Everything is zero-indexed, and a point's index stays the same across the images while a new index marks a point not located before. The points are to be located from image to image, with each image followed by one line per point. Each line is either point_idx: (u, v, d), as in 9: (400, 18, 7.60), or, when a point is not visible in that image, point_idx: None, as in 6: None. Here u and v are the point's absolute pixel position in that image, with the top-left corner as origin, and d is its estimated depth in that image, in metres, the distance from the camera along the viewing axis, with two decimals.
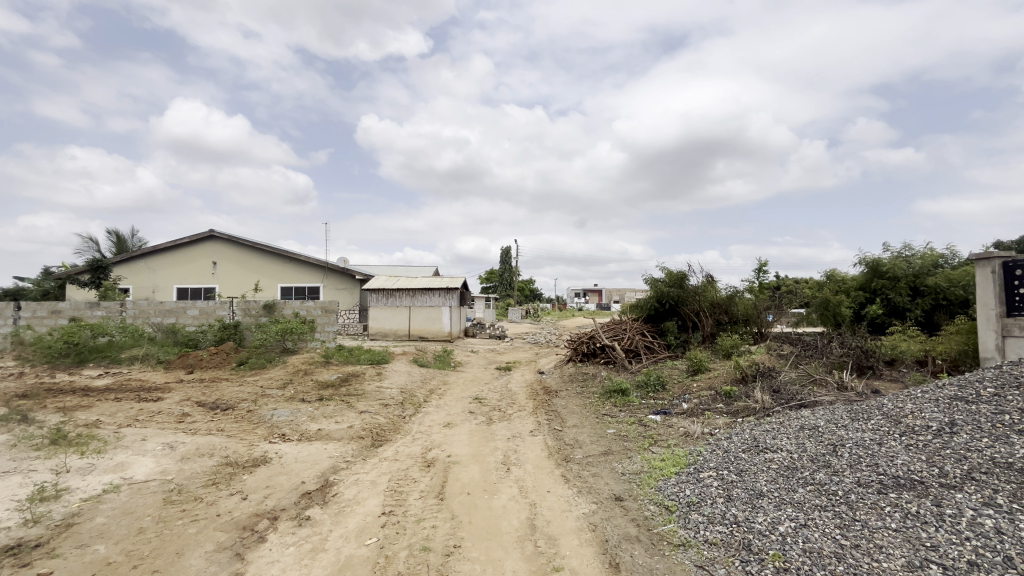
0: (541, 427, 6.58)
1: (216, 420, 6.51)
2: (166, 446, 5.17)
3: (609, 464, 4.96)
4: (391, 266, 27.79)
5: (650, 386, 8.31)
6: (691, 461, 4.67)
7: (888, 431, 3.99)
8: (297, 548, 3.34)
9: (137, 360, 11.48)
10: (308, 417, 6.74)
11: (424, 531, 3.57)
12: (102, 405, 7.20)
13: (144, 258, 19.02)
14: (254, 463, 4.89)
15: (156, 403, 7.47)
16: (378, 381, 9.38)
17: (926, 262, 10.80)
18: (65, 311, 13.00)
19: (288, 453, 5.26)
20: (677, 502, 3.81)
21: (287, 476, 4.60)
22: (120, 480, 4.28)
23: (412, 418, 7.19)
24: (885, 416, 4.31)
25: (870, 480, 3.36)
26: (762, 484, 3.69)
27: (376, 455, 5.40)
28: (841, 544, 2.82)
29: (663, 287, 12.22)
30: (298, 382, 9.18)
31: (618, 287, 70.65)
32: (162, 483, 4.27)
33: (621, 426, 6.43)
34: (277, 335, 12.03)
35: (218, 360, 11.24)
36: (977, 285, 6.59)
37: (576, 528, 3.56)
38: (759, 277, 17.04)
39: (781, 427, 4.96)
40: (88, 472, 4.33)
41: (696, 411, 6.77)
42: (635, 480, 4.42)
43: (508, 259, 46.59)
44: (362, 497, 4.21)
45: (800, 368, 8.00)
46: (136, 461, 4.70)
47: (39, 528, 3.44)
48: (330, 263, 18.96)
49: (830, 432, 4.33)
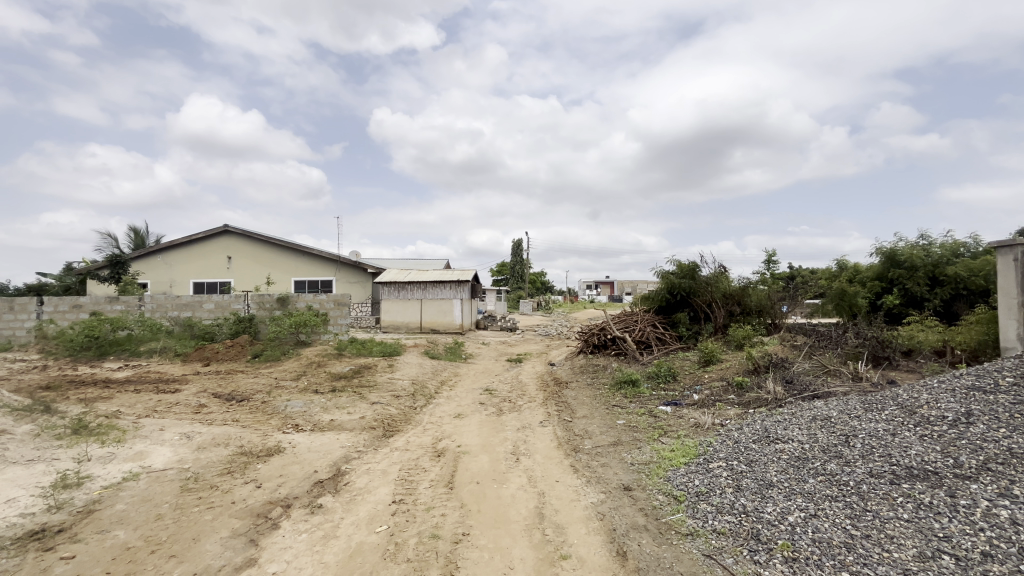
0: (551, 418, 6.59)
1: (231, 411, 6.65)
2: (182, 436, 5.29)
3: (619, 454, 4.96)
4: (403, 260, 27.99)
5: (661, 377, 8.30)
6: (701, 452, 4.65)
7: (903, 421, 3.92)
8: (309, 535, 3.40)
9: (155, 353, 11.76)
10: (320, 408, 6.84)
11: (434, 519, 3.61)
12: (122, 397, 7.38)
13: (160, 253, 19.38)
14: (268, 452, 4.98)
15: (174, 395, 7.66)
16: (389, 372, 9.49)
17: (945, 251, 10.57)
18: (86, 305, 13.32)
19: (301, 443, 5.35)
20: (686, 492, 3.79)
21: (299, 466, 4.67)
22: (139, 468, 4.40)
23: (423, 409, 7.25)
24: (899, 406, 4.23)
25: (882, 471, 3.31)
26: (771, 475, 3.66)
27: (387, 446, 5.47)
28: (851, 534, 2.80)
29: (674, 278, 12.21)
30: (311, 374, 9.32)
31: (631, 279, 70.97)
32: (179, 472, 4.38)
33: (631, 417, 6.42)
34: (291, 328, 12.21)
35: (233, 352, 11.46)
36: (999, 273, 6.42)
37: (584, 517, 3.58)
38: (774, 268, 17.00)
39: (794, 418, 4.90)
40: (109, 461, 4.45)
41: (707, 402, 6.75)
42: (644, 470, 4.41)
43: (519, 252, 46.45)
44: (373, 486, 4.27)
45: (814, 359, 7.94)
46: (154, 450, 4.82)
47: (62, 514, 3.55)
48: (342, 258, 19.18)
49: (842, 423, 4.27)
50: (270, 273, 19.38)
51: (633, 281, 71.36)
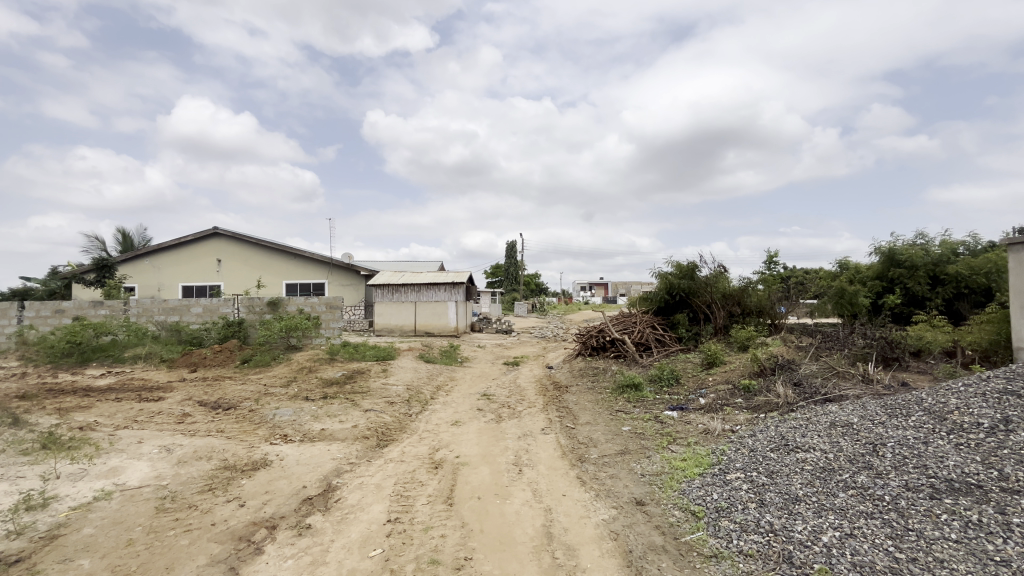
0: (552, 425, 6.30)
1: (216, 421, 6.31)
2: (162, 449, 4.96)
3: (627, 464, 4.68)
4: (397, 262, 27.61)
5: (664, 380, 8.05)
6: (715, 461, 4.38)
7: (934, 429, 3.67)
8: (295, 561, 3.10)
9: (140, 359, 11.36)
10: (311, 416, 6.52)
11: (433, 540, 3.31)
12: (102, 406, 7.03)
13: (148, 256, 18.93)
14: (253, 466, 4.66)
15: (157, 403, 7.31)
16: (383, 377, 9.17)
17: (945, 249, 10.42)
18: (69, 310, 12.89)
19: (289, 455, 5.04)
20: (704, 507, 3.52)
21: (287, 481, 4.36)
22: (112, 485, 4.07)
23: (419, 416, 6.95)
24: (927, 412, 3.99)
25: (920, 484, 3.05)
26: (797, 488, 3.40)
27: (381, 457, 5.16)
28: (896, 557, 2.53)
29: (673, 279, 12.03)
30: (302, 380, 8.99)
31: (625, 282, 70.87)
32: (156, 490, 4.06)
33: (636, 423, 6.16)
34: (281, 332, 11.85)
35: (221, 358, 11.09)
36: (1011, 271, 6.21)
37: (596, 536, 3.30)
38: (772, 268, 16.86)
39: (811, 424, 4.65)
40: (79, 479, 4.12)
41: (714, 406, 6.51)
42: (656, 482, 4.13)
43: (513, 254, 46.13)
44: (366, 502, 3.97)
45: (821, 360, 7.70)
46: (130, 465, 4.49)
47: (22, 540, 3.22)
48: (335, 260, 18.86)
49: (866, 430, 4.02)
50: (261, 275, 18.97)
51: (627, 282, 71.34)
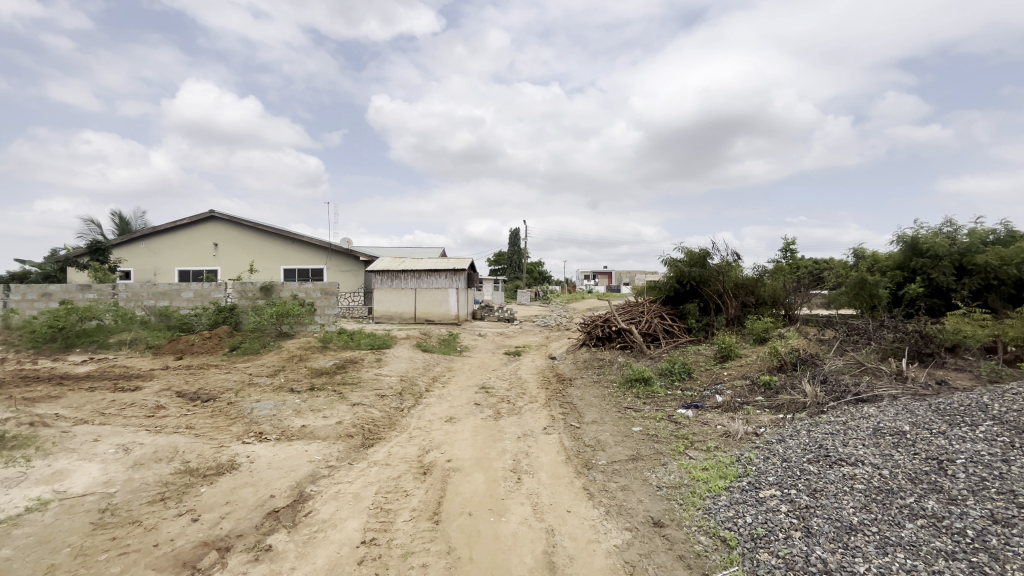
0: (556, 424, 5.75)
1: (189, 415, 5.77)
2: (119, 449, 4.42)
3: (640, 473, 4.12)
4: (398, 249, 27.01)
5: (675, 374, 7.48)
6: (742, 473, 3.81)
7: (1010, 444, 3.12)
8: None
9: (125, 345, 10.85)
10: (292, 411, 5.97)
11: (411, 572, 2.76)
12: (72, 397, 6.52)
13: (144, 240, 18.43)
14: (218, 470, 4.12)
15: (131, 394, 6.79)
16: (376, 368, 8.62)
17: (973, 237, 9.70)
18: (55, 294, 12.39)
19: (261, 457, 4.50)
20: (736, 533, 2.95)
21: (253, 489, 3.83)
22: (51, 494, 3.55)
23: (411, 411, 6.42)
24: (997, 421, 3.42)
25: (1009, 516, 2.50)
26: (850, 514, 2.83)
27: (364, 459, 4.61)
28: None
29: (683, 267, 11.42)
30: (290, 369, 8.45)
31: (629, 270, 70.02)
32: (99, 499, 3.52)
33: (648, 423, 5.59)
34: (273, 318, 11.30)
35: (209, 345, 10.58)
36: None
37: (607, 569, 2.74)
38: (786, 257, 16.14)
39: (850, 429, 4.07)
40: (14, 485, 3.59)
41: (732, 405, 5.93)
42: (676, 498, 3.56)
43: (517, 241, 45.43)
44: (341, 517, 3.43)
45: (847, 356, 7.07)
46: (78, 468, 3.97)
47: None
48: (333, 245, 18.32)
49: (925, 440, 3.45)
50: (257, 261, 18.45)
51: (631, 271, 70.55)
